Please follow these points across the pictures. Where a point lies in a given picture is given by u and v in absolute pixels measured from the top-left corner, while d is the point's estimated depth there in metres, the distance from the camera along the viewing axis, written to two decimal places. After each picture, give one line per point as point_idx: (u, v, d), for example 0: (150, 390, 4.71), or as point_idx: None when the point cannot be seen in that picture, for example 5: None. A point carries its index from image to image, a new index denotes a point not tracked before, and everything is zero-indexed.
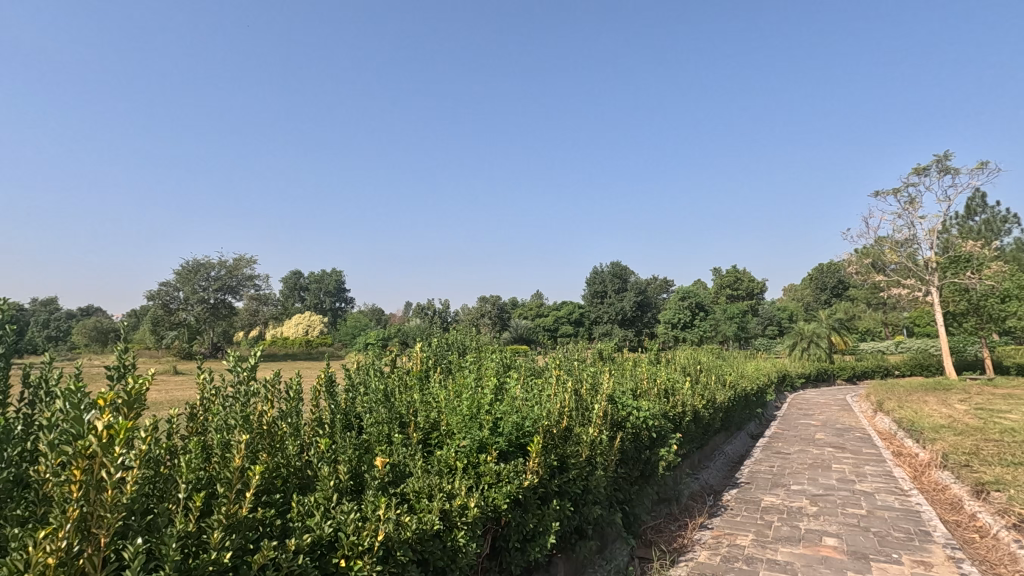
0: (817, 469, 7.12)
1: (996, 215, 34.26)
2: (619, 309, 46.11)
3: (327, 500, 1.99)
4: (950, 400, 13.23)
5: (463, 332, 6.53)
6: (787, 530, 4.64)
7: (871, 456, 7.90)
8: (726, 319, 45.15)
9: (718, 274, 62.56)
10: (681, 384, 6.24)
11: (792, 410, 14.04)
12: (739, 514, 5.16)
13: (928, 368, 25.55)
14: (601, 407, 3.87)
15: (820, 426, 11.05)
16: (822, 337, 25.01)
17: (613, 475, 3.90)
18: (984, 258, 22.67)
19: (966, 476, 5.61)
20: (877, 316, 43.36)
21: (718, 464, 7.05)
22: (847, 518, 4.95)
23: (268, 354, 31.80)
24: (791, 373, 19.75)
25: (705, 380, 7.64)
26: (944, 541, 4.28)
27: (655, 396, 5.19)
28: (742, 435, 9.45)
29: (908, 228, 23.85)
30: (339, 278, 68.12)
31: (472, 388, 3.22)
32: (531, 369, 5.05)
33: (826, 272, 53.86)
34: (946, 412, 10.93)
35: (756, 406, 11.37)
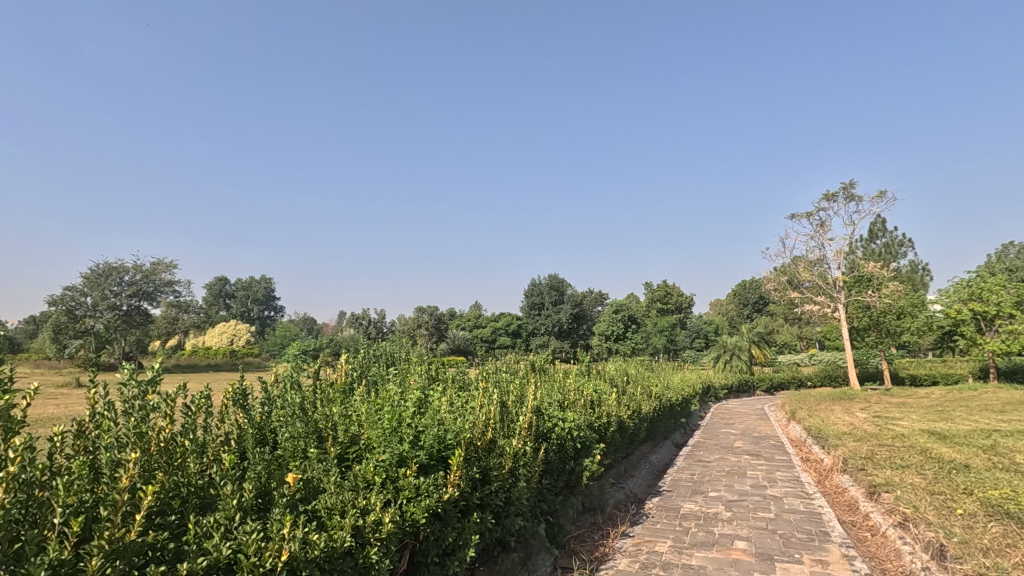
0: (733, 475, 7.50)
1: (894, 239, 37.78)
2: (557, 321, 46.96)
3: (229, 520, 1.88)
4: (852, 409, 14.39)
5: (393, 343, 6.40)
6: (703, 536, 4.85)
7: (782, 462, 8.43)
8: (656, 332, 46.94)
9: (649, 288, 65.07)
10: (608, 395, 6.42)
11: (714, 419, 14.74)
12: (660, 521, 5.35)
13: (836, 379, 27.65)
14: (525, 419, 3.90)
15: (740, 435, 11.66)
16: (743, 350, 26.55)
17: (537, 486, 3.96)
18: (882, 279, 24.97)
19: (862, 480, 6.09)
20: (793, 330, 46.51)
21: (644, 474, 7.26)
22: (757, 522, 5.24)
23: (187, 365, 29.95)
24: (715, 384, 20.76)
25: (632, 391, 7.88)
26: (840, 540, 4.62)
27: (581, 408, 5.31)
28: (666, 444, 9.81)
29: (818, 248, 25.78)
30: (268, 287, 65.57)
31: (394, 402, 3.17)
32: (460, 383, 5.02)
33: (747, 288, 57.25)
34: (849, 419, 11.90)
35: (681, 416, 11.84)
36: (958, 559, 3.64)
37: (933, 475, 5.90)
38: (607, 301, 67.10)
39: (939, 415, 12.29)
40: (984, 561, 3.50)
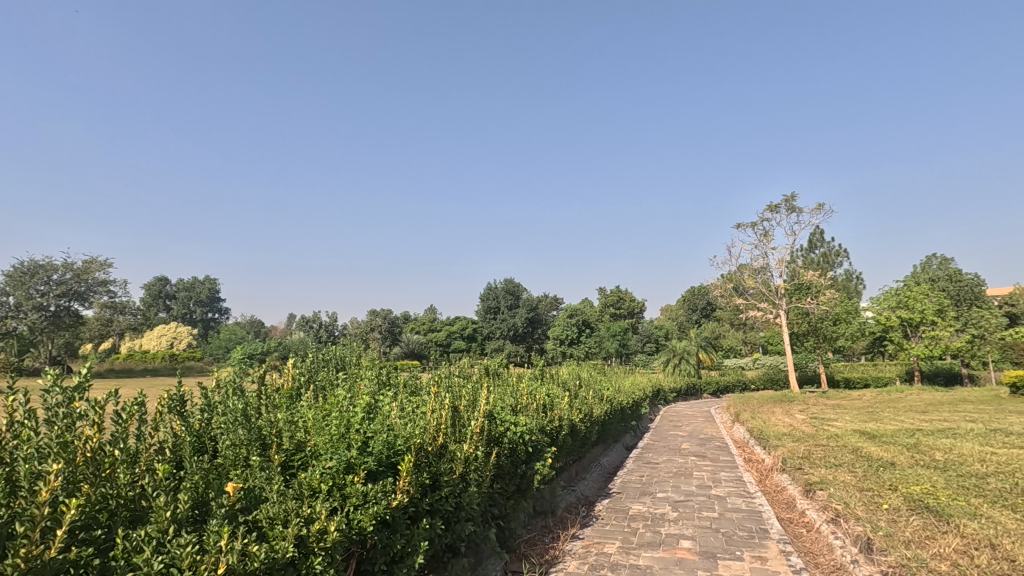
0: (680, 476, 7.72)
1: (831, 249, 39.91)
2: (512, 325, 47.18)
3: (161, 533, 1.80)
4: (792, 411, 15.08)
5: (344, 346, 6.27)
6: (650, 536, 4.97)
7: (726, 463, 8.74)
8: (609, 336, 47.83)
9: (603, 293, 66.25)
10: (560, 399, 6.48)
11: (663, 422, 15.14)
12: (609, 522, 5.44)
13: (778, 382, 28.95)
14: (477, 423, 3.89)
15: (687, 437, 12.00)
16: (691, 354, 27.41)
17: (488, 491, 3.96)
18: (820, 286, 26.30)
19: (799, 478, 6.39)
20: (739, 335, 48.38)
21: (594, 476, 7.38)
22: (701, 521, 5.41)
23: (122, 370, 28.35)
24: (664, 388, 21.33)
25: (584, 395, 7.99)
26: (778, 537, 4.84)
27: (533, 411, 5.35)
28: (617, 447, 9.99)
29: (762, 257, 26.92)
30: (213, 287, 62.98)
31: (342, 407, 3.10)
32: (412, 388, 4.96)
33: (696, 294, 59.16)
34: (788, 421, 12.46)
35: (631, 419, 12.10)
36: (883, 551, 3.87)
37: (862, 473, 6.26)
38: (562, 305, 67.92)
39: (869, 415, 13.06)
40: (906, 552, 3.74)
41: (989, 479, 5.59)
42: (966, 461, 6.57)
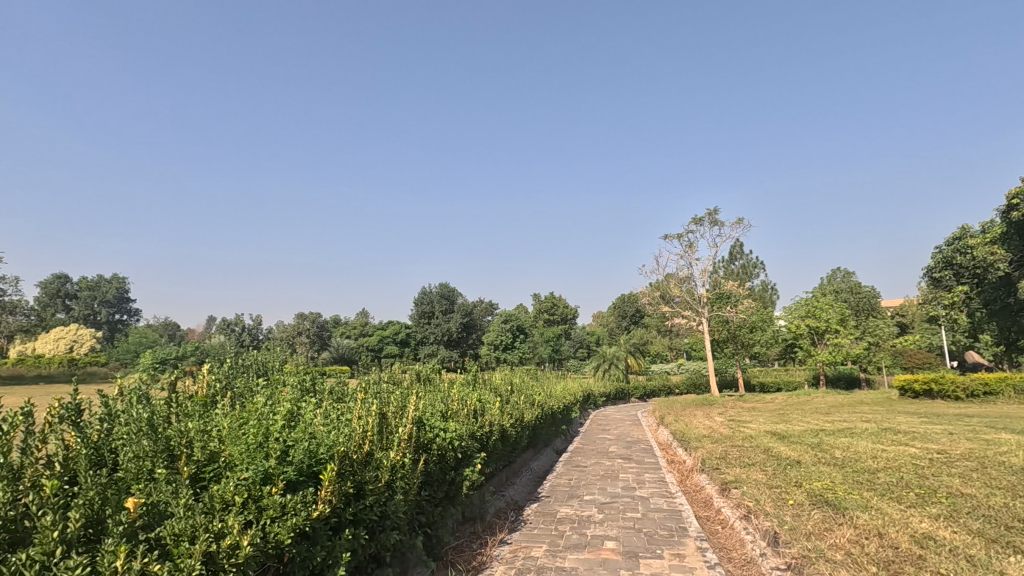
0: (607, 479, 7.94)
1: (749, 261, 42.53)
2: (446, 330, 46.78)
3: (47, 555, 1.66)
4: (712, 413, 15.90)
5: (267, 351, 5.98)
6: (576, 538, 5.07)
7: (651, 465, 9.08)
8: (542, 342, 48.50)
9: (537, 299, 67.17)
10: (491, 404, 6.50)
11: (593, 426, 15.51)
12: (537, 526, 5.51)
13: (700, 386, 30.43)
14: (405, 430, 3.83)
15: (615, 440, 12.36)
16: (620, 359, 28.29)
17: (416, 499, 3.90)
18: (739, 296, 27.93)
19: (716, 477, 6.75)
20: (665, 342, 50.48)
21: (524, 480, 7.44)
22: (625, 522, 5.59)
23: (10, 376, 25.54)
24: (594, 393, 21.86)
25: (515, 400, 8.06)
26: (695, 535, 5.08)
27: (464, 417, 5.34)
28: (547, 451, 10.14)
29: (687, 266, 28.25)
30: (121, 287, 58.22)
31: (261, 415, 2.96)
32: (338, 394, 4.80)
33: (626, 301, 61.22)
34: (708, 423, 13.13)
35: (562, 423, 12.32)
36: (788, 544, 4.15)
37: (772, 471, 6.70)
38: (497, 310, 68.23)
39: (779, 417, 14.00)
40: (807, 543, 4.03)
41: (880, 473, 6.14)
42: (860, 458, 7.19)
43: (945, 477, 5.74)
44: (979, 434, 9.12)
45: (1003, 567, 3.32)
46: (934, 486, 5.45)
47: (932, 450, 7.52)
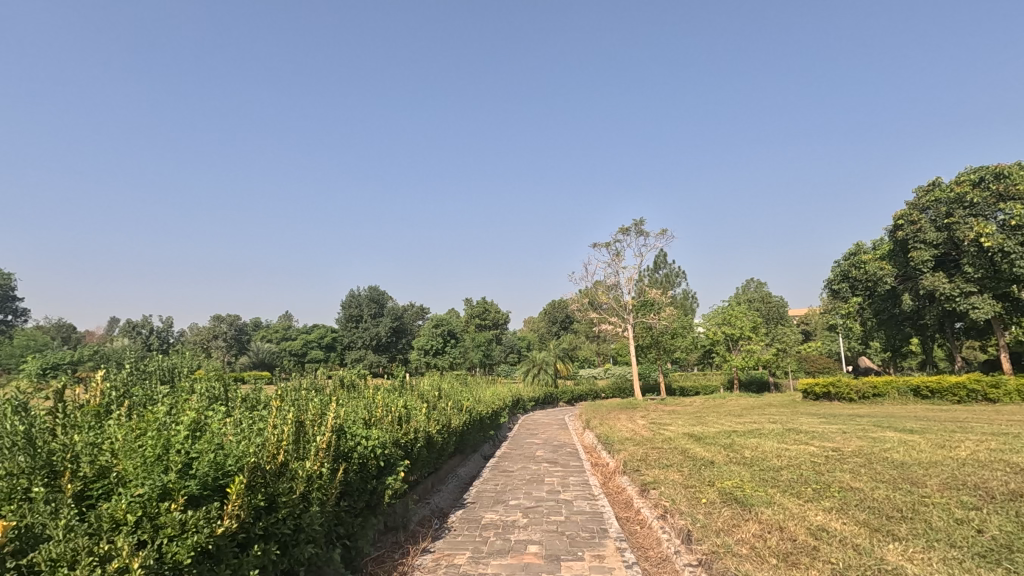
0: (533, 483, 8.02)
1: (672, 271, 44.62)
2: (375, 335, 45.75)
3: None
4: (635, 416, 16.50)
5: (175, 356, 5.56)
6: (499, 543, 5.08)
7: (576, 468, 9.29)
8: (473, 347, 48.49)
9: (469, 304, 67.13)
10: (417, 410, 6.40)
11: (521, 430, 15.63)
12: (461, 533, 5.47)
13: (625, 390, 31.47)
14: (324, 439, 3.68)
15: (542, 444, 12.54)
16: (549, 364, 28.81)
17: (333, 510, 3.76)
18: (662, 303, 29.22)
19: (636, 479, 6.98)
20: (593, 347, 51.90)
21: (450, 487, 7.38)
22: (548, 526, 5.66)
23: None
24: (524, 398, 22.09)
25: (442, 405, 7.98)
26: (615, 535, 5.23)
27: (388, 424, 5.21)
28: (475, 456, 10.12)
29: (614, 274, 29.21)
30: (8, 284, 52.70)
31: (162, 426, 2.74)
32: (252, 402, 4.55)
33: (556, 307, 62.44)
34: (631, 426, 13.61)
35: (490, 429, 12.31)
36: (700, 542, 4.35)
37: (688, 472, 7.02)
38: (428, 315, 67.55)
39: (697, 420, 14.72)
40: (717, 540, 4.25)
41: (783, 471, 6.59)
42: (766, 457, 7.70)
43: (837, 473, 6.26)
44: (868, 432, 10.02)
45: (884, 553, 3.64)
46: (828, 481, 5.93)
47: (828, 448, 8.18)
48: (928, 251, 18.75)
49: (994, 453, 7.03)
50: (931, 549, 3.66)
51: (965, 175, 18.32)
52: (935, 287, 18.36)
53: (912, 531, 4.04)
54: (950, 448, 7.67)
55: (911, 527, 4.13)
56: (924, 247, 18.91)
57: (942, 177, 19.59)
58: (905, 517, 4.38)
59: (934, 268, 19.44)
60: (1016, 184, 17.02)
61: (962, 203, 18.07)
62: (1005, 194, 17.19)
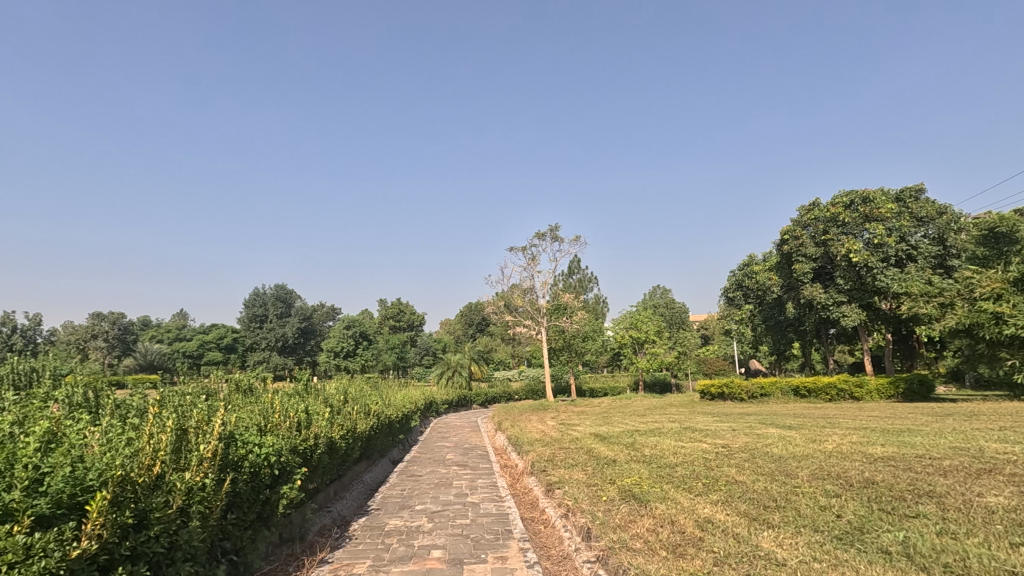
0: (440, 486, 7.95)
1: (585, 276, 46.13)
2: (280, 335, 43.67)
3: None
4: (546, 418, 16.85)
5: (36, 356, 4.94)
6: (402, 550, 4.98)
7: (485, 470, 9.31)
8: (387, 348, 47.37)
9: (383, 304, 65.55)
10: (319, 415, 6.12)
11: (432, 433, 15.44)
12: (362, 541, 5.30)
13: (537, 392, 32.05)
14: (209, 447, 3.41)
15: (453, 447, 12.45)
16: (464, 367, 28.76)
17: (218, 524, 3.49)
18: (574, 308, 30.06)
19: (542, 480, 7.12)
20: (508, 350, 52.47)
21: (354, 494, 7.13)
22: (453, 529, 5.63)
23: None
24: (436, 401, 21.81)
25: (347, 409, 7.70)
26: (519, 536, 5.30)
27: (285, 430, 4.94)
28: (382, 462, 9.82)
29: (529, 278, 29.63)
30: None
31: (5, 438, 2.41)
32: (128, 408, 4.14)
33: (473, 310, 62.44)
34: (541, 427, 13.88)
35: (399, 433, 12.01)
36: (598, 538, 4.51)
37: (591, 471, 7.26)
38: (339, 315, 65.18)
39: (604, 420, 15.25)
40: (613, 536, 4.42)
41: (678, 468, 6.99)
42: (663, 454, 8.14)
43: (725, 468, 6.73)
44: (754, 429, 10.87)
45: (760, 541, 3.96)
46: (717, 475, 6.37)
47: (718, 445, 8.79)
48: (808, 264, 20.69)
49: (854, 446, 7.89)
50: (798, 534, 4.03)
51: (838, 198, 20.37)
52: (814, 297, 20.35)
53: (785, 518, 4.43)
54: (820, 442, 8.51)
55: (783, 515, 4.53)
56: (805, 259, 20.83)
57: (821, 199, 21.68)
58: (778, 506, 4.80)
59: (813, 279, 21.49)
60: (879, 207, 19.22)
61: (835, 222, 20.10)
62: (870, 215, 19.36)
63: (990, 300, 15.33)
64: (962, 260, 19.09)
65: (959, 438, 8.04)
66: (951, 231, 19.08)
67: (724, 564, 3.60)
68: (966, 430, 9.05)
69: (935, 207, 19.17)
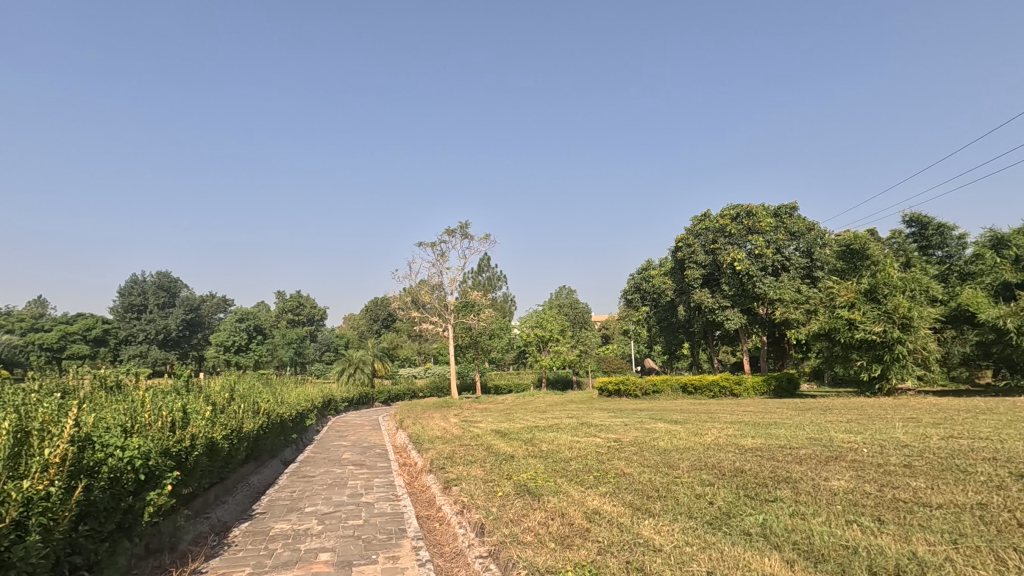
0: (334, 487, 7.65)
1: (494, 275, 46.63)
2: (161, 328, 40.00)
3: None
4: (449, 415, 16.79)
5: None
6: (287, 554, 4.73)
7: (382, 469, 9.11)
8: (284, 344, 44.96)
9: (281, 297, 62.04)
10: (199, 414, 5.65)
11: (329, 433, 14.79)
12: (243, 548, 4.96)
13: (442, 389, 31.80)
14: (57, 450, 3.03)
15: (350, 446, 12.02)
16: (366, 364, 27.99)
17: (65, 537, 3.11)
18: (481, 306, 30.25)
19: (440, 477, 7.09)
20: (414, 346, 51.70)
21: (237, 498, 6.64)
22: (345, 531, 5.43)
23: None
24: (335, 398, 20.99)
25: (233, 407, 7.18)
26: (413, 535, 5.23)
27: (155, 431, 4.51)
28: (272, 463, 9.25)
29: (438, 275, 29.41)
30: None
31: None
32: None
33: (378, 305, 60.83)
34: (443, 425, 13.78)
35: (292, 432, 11.36)
36: (491, 533, 4.55)
37: (489, 467, 7.32)
38: (231, 308, 60.88)
39: (505, 417, 15.45)
40: (507, 530, 4.49)
41: (571, 462, 7.26)
42: (560, 449, 8.42)
43: (615, 461, 7.08)
44: (644, 424, 11.52)
45: (640, 529, 4.21)
46: (607, 468, 6.68)
47: (611, 439, 9.22)
48: (698, 270, 22.32)
49: (729, 438, 8.63)
50: (675, 521, 4.33)
51: (726, 210, 22.17)
52: (702, 301, 22.06)
53: (664, 507, 4.74)
54: (701, 435, 9.18)
55: (662, 504, 4.85)
56: (696, 266, 22.39)
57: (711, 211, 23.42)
58: (660, 496, 5.13)
59: (702, 285, 23.16)
60: (759, 221, 21.16)
61: (723, 233, 21.81)
62: (751, 227, 21.30)
63: (845, 308, 17.42)
64: (825, 272, 21.49)
65: (815, 430, 9.03)
66: (818, 246, 21.46)
67: (606, 553, 3.78)
68: (821, 423, 10.23)
69: (805, 223, 21.45)
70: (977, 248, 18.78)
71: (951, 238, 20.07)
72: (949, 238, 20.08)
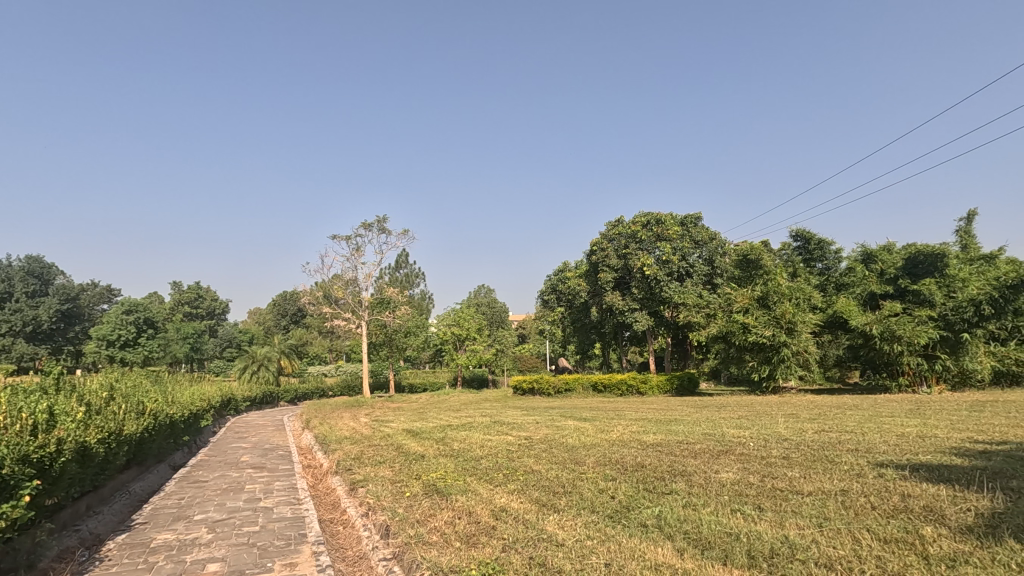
0: (229, 492, 7.17)
1: (411, 271, 45.94)
2: (30, 318, 35.54)
3: None
4: (360, 415, 16.29)
5: None
6: (171, 567, 4.37)
7: (284, 471, 8.65)
8: (178, 339, 41.72)
9: (177, 288, 57.30)
10: (68, 416, 5.06)
11: (227, 434, 13.84)
12: (119, 562, 4.52)
13: (354, 388, 30.82)
14: None
15: (250, 448, 11.32)
16: (271, 361, 26.63)
17: None
18: (396, 303, 29.62)
19: (346, 479, 6.86)
20: (325, 343, 49.72)
21: (114, 508, 6.02)
22: (238, 538, 5.11)
23: None
24: (236, 398, 19.70)
25: (111, 408, 6.50)
26: (314, 540, 5.00)
27: (11, 435, 3.98)
28: (158, 469, 8.47)
29: (352, 270, 28.44)
30: None
31: None
32: None
33: (288, 300, 57.83)
34: (352, 425, 13.32)
35: (184, 434, 10.47)
36: (396, 535, 4.46)
37: (398, 467, 7.18)
38: (117, 299, 55.35)
39: (418, 416, 15.20)
40: (412, 531, 4.42)
41: (482, 461, 7.28)
42: (471, 448, 8.42)
43: (525, 459, 7.18)
44: (555, 422, 11.79)
45: (545, 524, 4.30)
46: (517, 466, 6.76)
47: (522, 437, 9.35)
48: (610, 273, 23.13)
49: (633, 435, 9.04)
50: (578, 516, 4.46)
51: (638, 217, 23.23)
52: (614, 304, 22.95)
53: (569, 503, 4.87)
54: (607, 432, 9.55)
55: (567, 499, 4.99)
56: (609, 269, 23.22)
57: (623, 217, 24.43)
58: (566, 492, 5.26)
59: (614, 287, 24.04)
60: (667, 229, 22.38)
61: (635, 238, 22.83)
62: (660, 235, 22.46)
63: (741, 312, 18.89)
64: (724, 278, 23.11)
65: (710, 426, 9.69)
66: (718, 254, 23.11)
67: (510, 550, 3.82)
68: (715, 419, 10.98)
69: (708, 233, 22.96)
70: (850, 262, 20.92)
71: (829, 252, 22.25)
72: (827, 253, 22.25)
